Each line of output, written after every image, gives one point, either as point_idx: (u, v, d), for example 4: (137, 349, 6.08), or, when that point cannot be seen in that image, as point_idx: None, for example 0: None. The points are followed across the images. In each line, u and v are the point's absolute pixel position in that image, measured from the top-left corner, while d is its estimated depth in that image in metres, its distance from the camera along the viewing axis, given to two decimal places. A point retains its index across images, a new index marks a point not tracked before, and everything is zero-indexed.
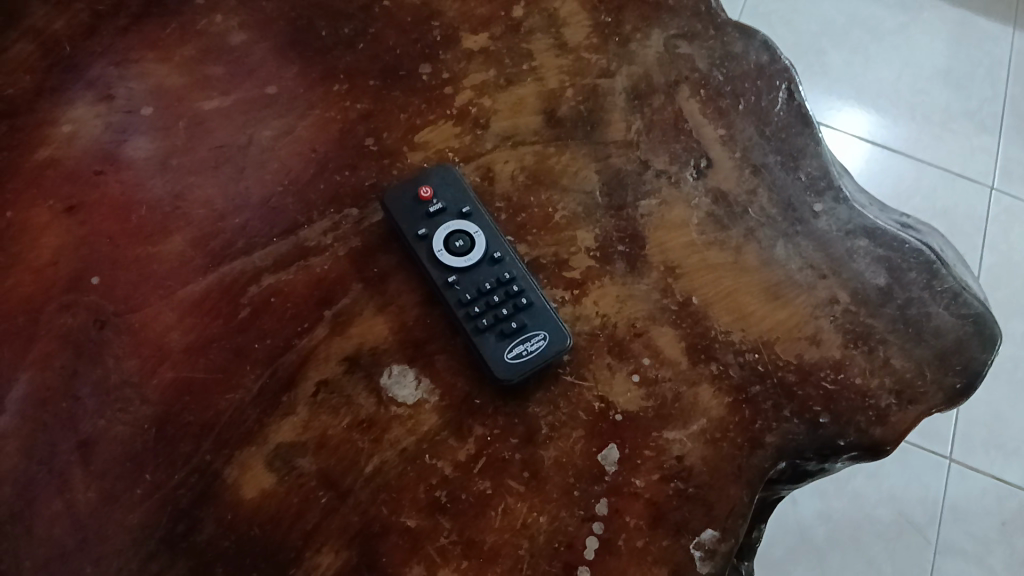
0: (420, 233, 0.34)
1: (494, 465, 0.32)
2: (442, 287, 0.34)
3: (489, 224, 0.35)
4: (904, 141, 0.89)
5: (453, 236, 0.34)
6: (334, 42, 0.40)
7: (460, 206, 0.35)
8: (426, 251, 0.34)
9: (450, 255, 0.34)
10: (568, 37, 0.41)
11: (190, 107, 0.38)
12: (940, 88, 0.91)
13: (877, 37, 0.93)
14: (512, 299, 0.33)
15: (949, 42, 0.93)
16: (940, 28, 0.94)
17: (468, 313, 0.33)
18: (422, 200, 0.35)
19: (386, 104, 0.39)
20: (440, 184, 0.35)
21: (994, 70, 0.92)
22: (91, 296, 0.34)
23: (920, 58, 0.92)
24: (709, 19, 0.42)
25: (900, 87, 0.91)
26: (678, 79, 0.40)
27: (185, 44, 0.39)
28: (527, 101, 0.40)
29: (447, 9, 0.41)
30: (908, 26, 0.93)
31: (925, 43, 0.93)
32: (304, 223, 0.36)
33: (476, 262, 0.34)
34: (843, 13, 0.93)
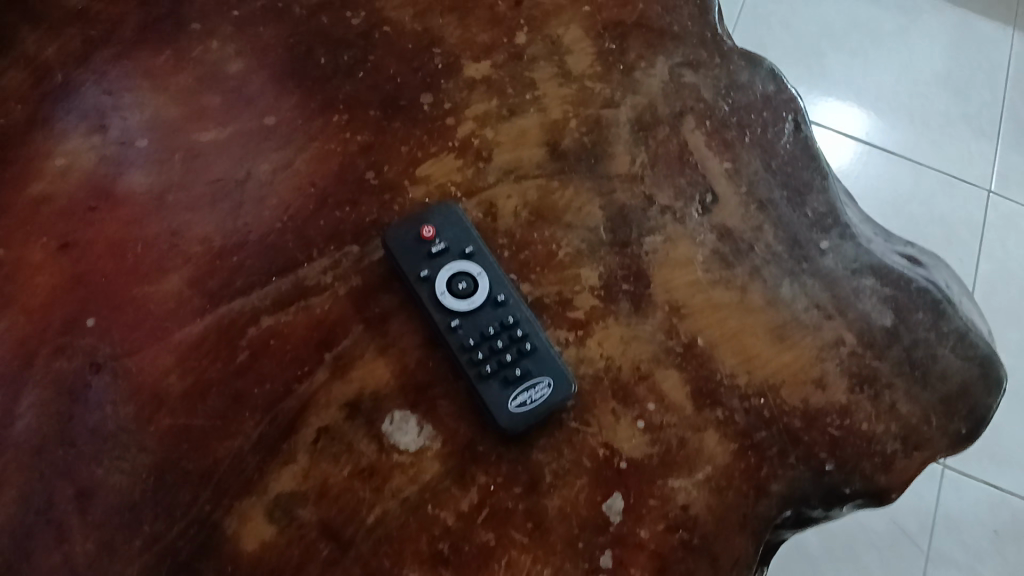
0: (423, 274, 0.34)
1: (499, 517, 0.32)
2: (445, 331, 0.33)
3: (492, 265, 0.34)
4: (903, 145, 0.88)
5: (455, 277, 0.34)
6: (333, 71, 0.39)
7: (463, 246, 0.34)
8: (428, 293, 0.34)
9: (453, 297, 0.33)
10: (571, 66, 0.41)
11: (187, 139, 0.37)
12: (939, 91, 0.90)
13: (877, 39, 0.92)
14: (516, 344, 0.33)
15: (948, 45, 0.92)
16: (939, 31, 0.93)
17: (471, 358, 0.33)
18: (423, 240, 0.34)
19: (387, 136, 0.38)
20: (442, 223, 0.35)
21: (993, 73, 0.92)
22: (87, 338, 0.33)
23: (920, 61, 0.91)
24: (714, 48, 0.42)
25: (899, 92, 0.90)
26: (683, 110, 0.40)
27: (181, 73, 0.39)
28: (529, 133, 0.39)
29: (448, 36, 0.41)
30: (908, 29, 0.93)
31: (925, 45, 0.92)
32: (303, 261, 0.35)
33: (479, 305, 0.33)
34: (843, 17, 0.93)
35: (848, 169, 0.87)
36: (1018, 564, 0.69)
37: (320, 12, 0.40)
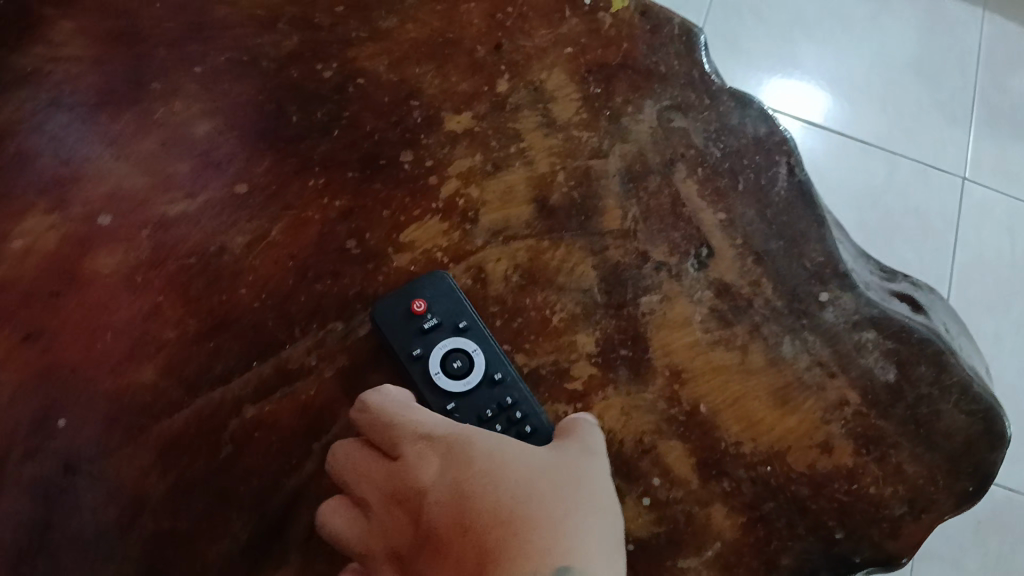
0: (415, 353, 0.32)
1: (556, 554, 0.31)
2: (440, 415, 0.32)
3: (487, 342, 0.33)
4: (877, 134, 0.88)
5: (448, 356, 0.32)
6: (307, 129, 0.37)
7: (457, 321, 0.33)
8: (421, 373, 0.32)
9: (448, 377, 0.32)
10: (556, 114, 0.39)
11: (154, 211, 0.35)
12: (912, 78, 0.90)
13: (849, 25, 0.91)
14: (515, 425, 0.31)
15: (920, 29, 0.92)
16: (911, 15, 0.92)
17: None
18: (414, 315, 0.33)
19: (368, 199, 0.36)
20: (433, 296, 0.33)
21: (965, 57, 0.92)
22: (59, 439, 0.31)
23: (892, 47, 0.91)
24: (702, 88, 0.40)
25: (874, 83, 0.89)
26: (673, 157, 0.39)
27: (145, 137, 0.36)
28: (516, 189, 0.37)
29: (427, 86, 0.39)
30: (880, 13, 0.92)
31: (897, 30, 0.91)
32: (285, 343, 0.33)
33: (475, 384, 0.32)
34: (815, 5, 0.91)
35: (822, 163, 0.87)
36: (998, 555, 0.73)
37: (290, 65, 0.38)
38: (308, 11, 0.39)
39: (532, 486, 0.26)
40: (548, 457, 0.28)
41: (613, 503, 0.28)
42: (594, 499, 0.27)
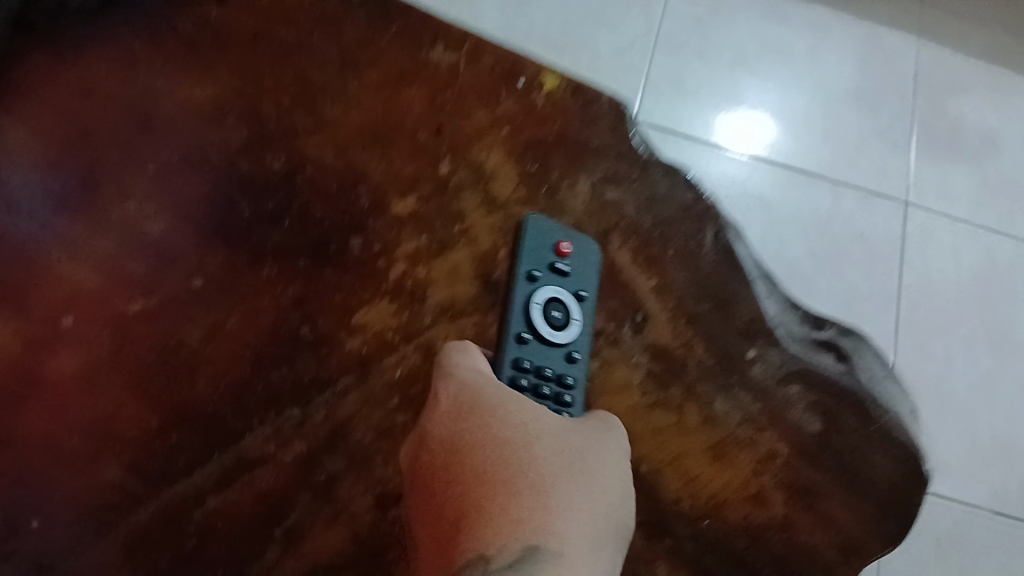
0: (537, 277, 0.38)
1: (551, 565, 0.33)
2: (513, 337, 0.36)
3: (587, 322, 0.38)
4: (821, 165, 0.89)
5: (557, 302, 0.38)
6: (257, 221, 0.39)
7: (580, 287, 0.38)
8: (534, 290, 0.38)
9: (548, 314, 0.37)
10: (496, 192, 0.42)
11: (112, 311, 0.37)
12: (852, 108, 0.93)
13: (789, 60, 0.94)
14: (558, 389, 0.35)
15: (858, 61, 0.96)
16: (849, 48, 0.96)
17: (516, 369, 0.36)
18: (558, 250, 0.39)
19: (318, 286, 0.38)
20: (577, 254, 0.39)
21: (903, 86, 0.96)
22: (30, 540, 0.33)
23: (832, 80, 0.94)
24: (632, 162, 0.44)
25: (813, 115, 0.92)
26: (607, 228, 0.41)
27: (101, 238, 0.38)
28: (460, 268, 0.40)
29: (372, 172, 0.41)
30: (818, 48, 0.96)
31: (835, 63, 0.95)
32: (245, 431, 0.35)
33: (558, 339, 0.37)
34: (755, 43, 0.94)
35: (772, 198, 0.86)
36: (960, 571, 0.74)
37: (238, 160, 0.40)
38: (255, 104, 0.41)
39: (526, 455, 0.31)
40: (571, 436, 0.32)
41: (611, 489, 0.32)
42: (584, 483, 0.31)
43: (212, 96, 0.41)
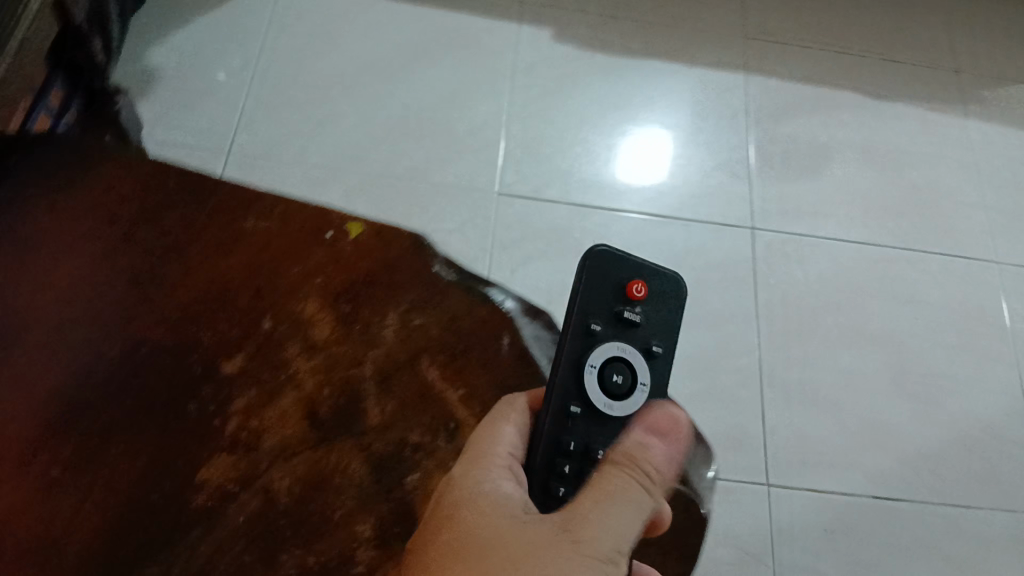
0: (597, 330, 0.53)
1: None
2: (568, 411, 0.51)
3: (648, 375, 0.54)
4: (672, 208, 1.08)
5: (618, 365, 0.53)
6: (135, 392, 0.57)
7: (648, 344, 0.54)
8: (587, 353, 0.53)
9: (606, 380, 0.52)
10: (316, 338, 0.62)
11: (57, 477, 0.53)
12: (691, 151, 1.13)
13: (623, 110, 1.14)
14: (608, 466, 0.50)
15: (693, 104, 1.16)
16: (683, 93, 1.17)
17: (572, 442, 0.50)
18: (630, 297, 0.55)
19: (190, 436, 0.56)
20: (646, 305, 0.55)
21: (735, 118, 1.16)
22: None
23: (668, 127, 1.14)
24: (428, 289, 0.66)
25: (645, 165, 1.11)
26: (412, 355, 0.63)
27: (32, 435, 0.54)
28: (290, 409, 0.58)
29: (205, 342, 0.60)
30: (654, 97, 1.16)
31: (671, 108, 1.15)
32: (171, 547, 0.52)
33: (620, 399, 0.52)
34: (598, 107, 1.14)
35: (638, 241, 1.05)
36: (846, 549, 0.91)
37: (108, 349, 0.58)
38: (126, 315, 0.60)
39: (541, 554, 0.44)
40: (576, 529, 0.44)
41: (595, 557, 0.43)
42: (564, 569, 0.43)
43: (82, 316, 0.59)
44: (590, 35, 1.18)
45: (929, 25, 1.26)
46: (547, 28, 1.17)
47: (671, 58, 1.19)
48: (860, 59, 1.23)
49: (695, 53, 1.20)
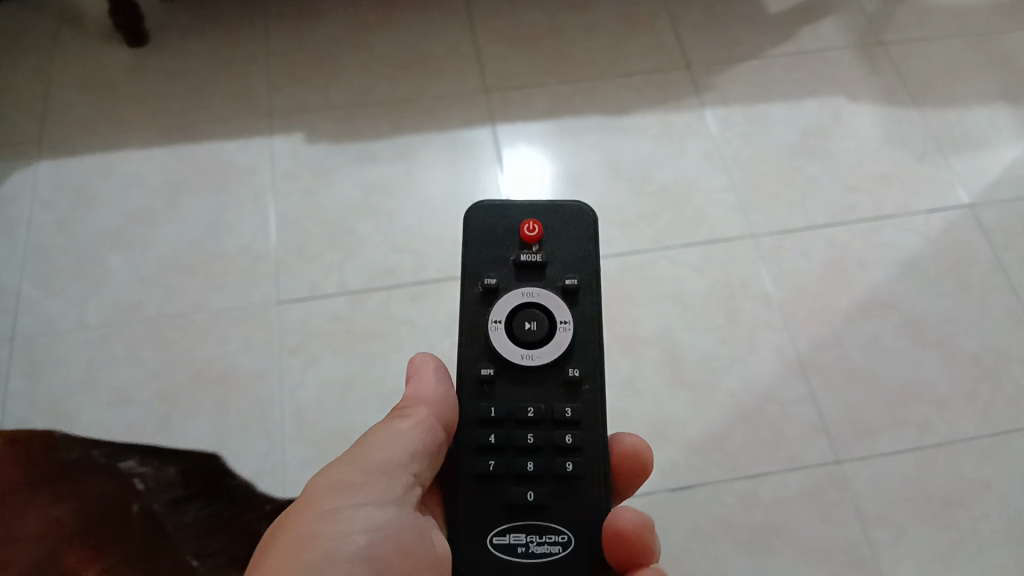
0: (496, 282, 0.65)
1: (413, 491, 0.60)
2: (487, 377, 0.62)
3: (569, 307, 0.64)
4: (447, 266, 1.13)
5: (529, 306, 0.64)
6: None
7: (559, 279, 0.65)
8: (490, 310, 0.64)
9: (518, 325, 0.63)
10: None
11: None
12: (456, 209, 1.18)
13: (390, 191, 1.20)
14: (545, 425, 0.61)
15: (450, 166, 1.23)
16: (439, 159, 1.23)
17: (517, 409, 0.61)
18: (525, 240, 0.66)
19: None
20: (546, 244, 0.67)
21: (493, 167, 1.22)
22: None
23: (432, 193, 1.20)
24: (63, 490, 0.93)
25: (410, 238, 1.15)
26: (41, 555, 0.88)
27: None
28: None
29: None
30: (413, 171, 1.22)
31: (431, 176, 1.22)
32: None
33: (536, 341, 0.63)
34: (360, 191, 1.19)
35: (417, 310, 1.09)
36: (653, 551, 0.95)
37: None
38: None
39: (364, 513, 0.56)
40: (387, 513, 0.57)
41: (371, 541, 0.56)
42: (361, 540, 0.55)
43: None
44: (341, 128, 1.25)
45: (656, 31, 1.36)
46: (297, 132, 1.24)
47: (423, 131, 1.26)
48: (597, 82, 1.31)
49: (443, 119, 1.27)
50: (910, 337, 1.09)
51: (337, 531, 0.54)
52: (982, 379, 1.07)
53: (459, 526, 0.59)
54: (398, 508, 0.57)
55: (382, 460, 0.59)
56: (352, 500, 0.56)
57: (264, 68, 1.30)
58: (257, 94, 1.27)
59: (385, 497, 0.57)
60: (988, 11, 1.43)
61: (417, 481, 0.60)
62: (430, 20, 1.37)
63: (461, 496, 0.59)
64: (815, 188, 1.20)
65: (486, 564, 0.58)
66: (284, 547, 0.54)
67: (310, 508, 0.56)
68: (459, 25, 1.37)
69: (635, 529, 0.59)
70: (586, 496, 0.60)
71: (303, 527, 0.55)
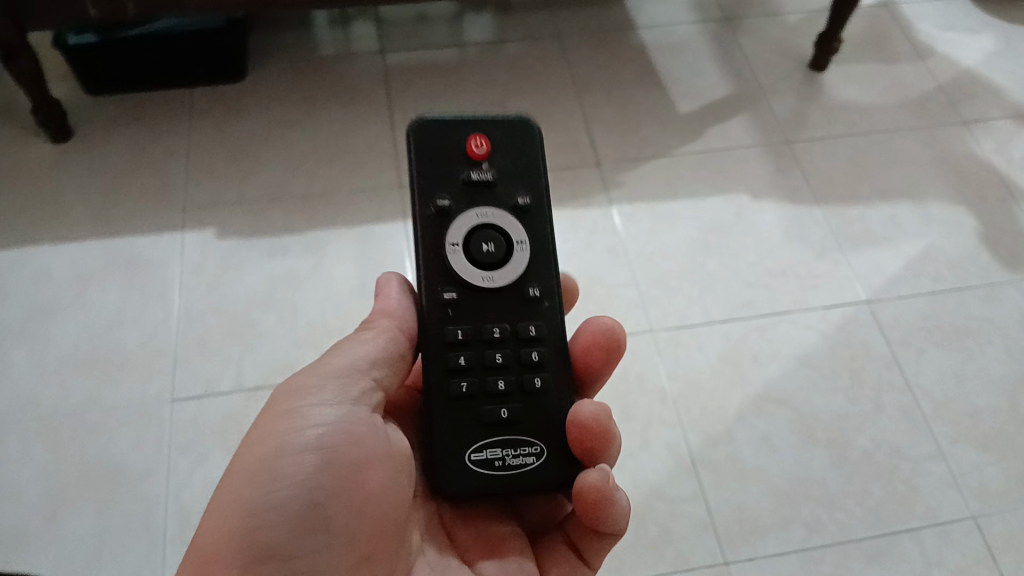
0: (452, 204, 0.67)
1: (373, 395, 0.63)
2: (449, 303, 0.66)
3: (521, 224, 0.68)
4: None
5: (485, 226, 0.67)
6: None
7: (508, 199, 0.68)
8: (447, 232, 0.66)
9: (477, 246, 0.66)
10: None
11: None
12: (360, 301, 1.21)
13: (297, 284, 1.23)
14: (509, 346, 0.66)
15: (358, 256, 1.26)
16: (348, 253, 1.26)
17: (483, 333, 0.65)
18: (474, 158, 0.68)
19: None
20: (494, 158, 0.69)
21: (399, 262, 1.26)
22: None
23: (337, 286, 1.23)
24: None
25: (314, 332, 1.18)
26: None
27: None
28: None
29: None
30: (321, 264, 1.25)
31: (338, 268, 1.25)
32: None
33: (496, 262, 0.67)
34: (265, 285, 1.22)
35: None
36: None
37: None
38: None
39: (315, 415, 0.60)
40: (339, 414, 0.60)
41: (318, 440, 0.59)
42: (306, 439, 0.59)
43: None
44: (253, 223, 1.29)
45: (570, 128, 1.41)
46: (209, 227, 1.28)
47: (337, 225, 1.29)
48: None
49: (356, 213, 1.31)
50: (801, 433, 1.09)
51: (295, 427, 0.59)
52: (873, 477, 1.06)
53: (435, 446, 0.64)
54: (351, 409, 0.61)
55: (343, 366, 0.62)
56: (313, 399, 0.61)
57: (186, 161, 1.35)
58: (174, 189, 1.31)
59: (341, 395, 0.61)
60: (891, 109, 1.48)
61: (378, 386, 0.64)
62: (352, 118, 1.43)
63: (435, 417, 0.64)
64: (714, 284, 1.22)
65: (468, 477, 0.63)
66: (253, 440, 0.60)
67: (275, 406, 0.61)
68: (380, 123, 1.42)
69: (597, 421, 0.64)
70: (552, 409, 0.66)
71: (271, 419, 0.60)
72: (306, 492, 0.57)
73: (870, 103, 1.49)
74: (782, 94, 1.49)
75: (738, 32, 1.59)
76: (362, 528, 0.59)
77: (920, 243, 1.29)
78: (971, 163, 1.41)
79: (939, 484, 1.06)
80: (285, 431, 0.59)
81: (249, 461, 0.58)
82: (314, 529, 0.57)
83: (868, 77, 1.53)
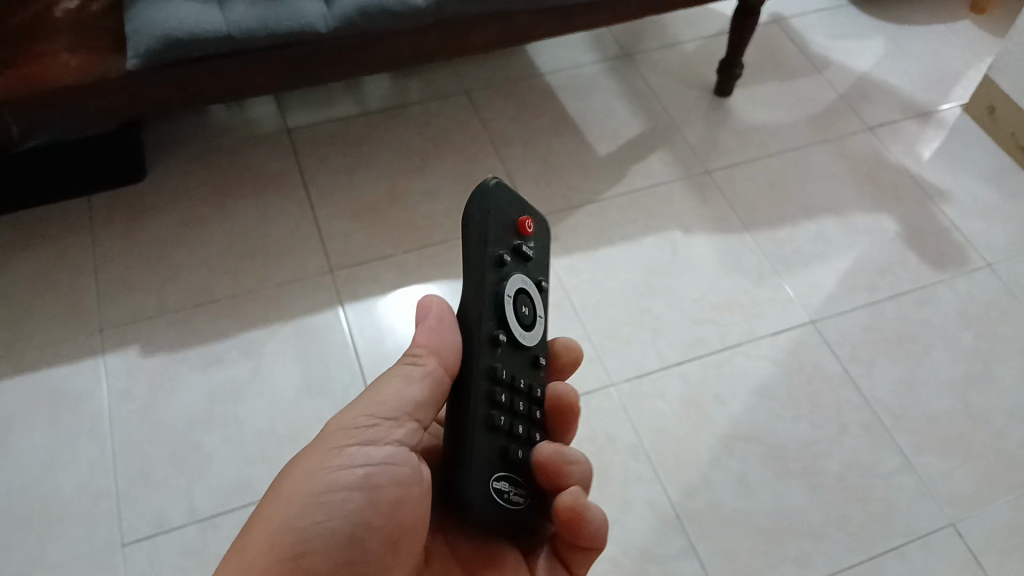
0: (509, 264, 0.67)
1: (416, 436, 0.64)
2: (498, 345, 0.65)
3: (545, 304, 0.71)
4: None
5: (527, 294, 0.68)
6: None
7: (538, 278, 0.71)
8: (506, 284, 0.66)
9: (520, 310, 0.68)
10: None
11: None
12: (309, 403, 1.16)
13: (238, 395, 1.16)
14: (527, 401, 0.68)
15: (298, 354, 1.21)
16: (286, 351, 1.21)
17: (514, 378, 0.66)
18: (525, 233, 0.70)
19: None
20: (534, 242, 0.71)
21: (344, 354, 1.21)
22: None
23: (280, 388, 1.17)
24: None
25: (264, 445, 1.12)
26: None
27: None
28: None
29: None
30: (259, 368, 1.19)
31: (280, 370, 1.19)
32: None
33: (527, 330, 0.68)
34: (203, 400, 1.16)
35: None
36: None
37: None
38: None
39: (363, 453, 0.61)
40: (385, 457, 0.61)
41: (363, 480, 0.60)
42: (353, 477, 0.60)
43: None
44: (180, 333, 1.22)
45: None
46: (132, 345, 1.20)
47: (272, 322, 1.24)
48: (441, 245, 1.34)
49: (290, 305, 1.26)
50: (775, 467, 1.09)
51: (342, 464, 0.60)
52: (849, 500, 1.07)
53: (472, 473, 0.61)
54: (395, 450, 0.62)
55: (391, 408, 0.62)
56: (360, 434, 0.61)
57: (94, 279, 1.27)
58: (87, 310, 1.23)
59: (387, 436, 0.62)
60: (798, 124, 1.52)
61: (420, 426, 0.64)
62: (269, 205, 1.37)
63: (477, 444, 0.62)
64: (663, 326, 1.22)
65: (487, 508, 0.61)
66: (301, 468, 0.60)
67: (324, 437, 0.62)
68: (298, 206, 1.37)
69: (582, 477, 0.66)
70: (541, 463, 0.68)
71: (319, 451, 0.61)
72: (349, 526, 0.59)
73: (778, 122, 1.52)
74: (694, 123, 1.51)
75: (640, 65, 1.61)
76: (396, 563, 0.61)
77: (849, 256, 1.33)
78: (882, 168, 1.46)
79: (912, 496, 1.08)
80: (333, 467, 0.60)
81: (296, 491, 0.59)
82: (352, 562, 0.58)
83: (771, 96, 1.57)
